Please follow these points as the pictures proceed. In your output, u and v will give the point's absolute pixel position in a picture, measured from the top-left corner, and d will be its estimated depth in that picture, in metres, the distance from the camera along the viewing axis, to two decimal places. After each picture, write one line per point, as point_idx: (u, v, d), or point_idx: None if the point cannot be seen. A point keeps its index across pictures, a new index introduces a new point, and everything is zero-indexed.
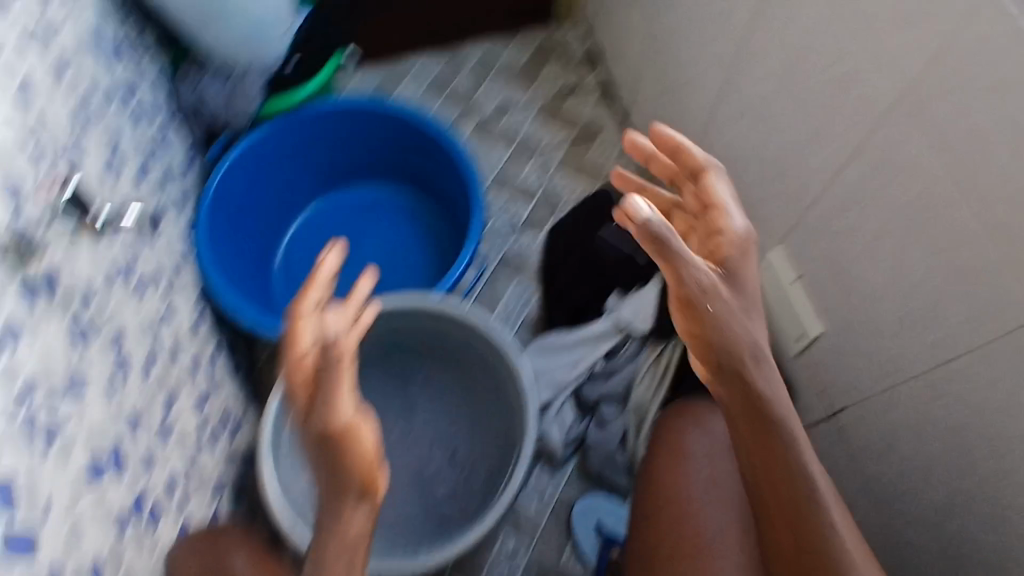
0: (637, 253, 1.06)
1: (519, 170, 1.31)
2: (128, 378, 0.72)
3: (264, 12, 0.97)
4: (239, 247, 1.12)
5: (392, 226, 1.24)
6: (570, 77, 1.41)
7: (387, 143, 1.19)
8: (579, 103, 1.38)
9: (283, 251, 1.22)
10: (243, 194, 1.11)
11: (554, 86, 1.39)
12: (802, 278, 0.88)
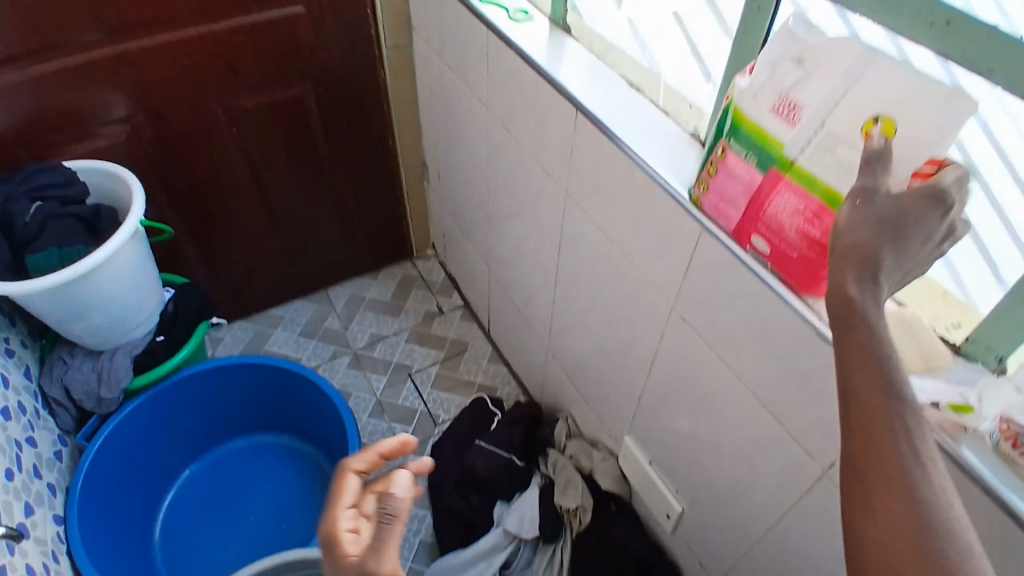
0: (514, 455, 1.14)
1: (395, 399, 1.37)
2: None
3: (129, 297, 1.04)
4: (113, 530, 1.07)
5: (272, 471, 1.24)
6: (433, 301, 1.55)
7: (263, 396, 1.23)
8: (443, 323, 1.50)
9: (161, 518, 1.18)
10: (116, 469, 1.10)
11: (424, 309, 1.53)
12: (654, 461, 0.97)
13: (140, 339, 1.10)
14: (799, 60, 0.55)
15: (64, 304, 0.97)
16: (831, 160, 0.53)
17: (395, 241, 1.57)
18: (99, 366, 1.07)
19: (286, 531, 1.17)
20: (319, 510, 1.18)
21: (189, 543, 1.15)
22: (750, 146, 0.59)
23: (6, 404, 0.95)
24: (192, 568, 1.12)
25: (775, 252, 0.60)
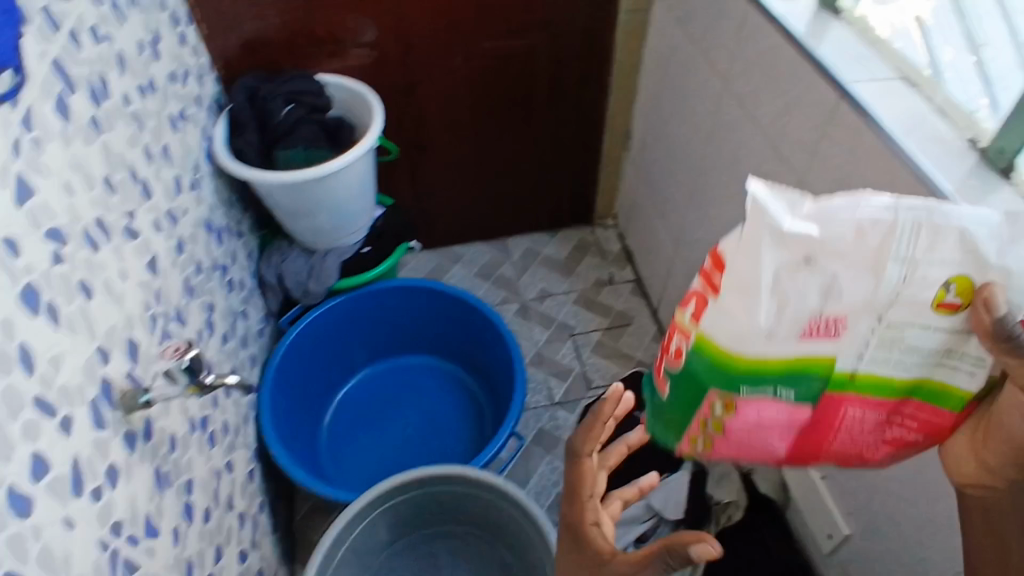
0: None
1: (553, 355, 1.40)
2: (192, 525, 0.77)
3: (351, 205, 1.14)
4: (296, 408, 1.18)
5: (433, 394, 1.31)
6: (606, 269, 1.55)
7: (438, 324, 1.30)
8: (612, 292, 1.51)
9: (333, 408, 1.29)
10: (308, 356, 1.21)
11: (596, 276, 1.54)
12: (828, 477, 0.93)
13: (349, 247, 1.21)
14: (809, 261, 0.37)
15: (301, 200, 1.07)
16: (875, 345, 0.41)
17: (580, 205, 1.59)
18: (312, 263, 1.19)
19: (434, 453, 1.22)
20: (469, 439, 1.24)
21: (353, 437, 1.25)
22: (679, 392, 0.44)
23: (232, 278, 1.06)
24: (352, 459, 1.22)
25: (763, 461, 0.47)
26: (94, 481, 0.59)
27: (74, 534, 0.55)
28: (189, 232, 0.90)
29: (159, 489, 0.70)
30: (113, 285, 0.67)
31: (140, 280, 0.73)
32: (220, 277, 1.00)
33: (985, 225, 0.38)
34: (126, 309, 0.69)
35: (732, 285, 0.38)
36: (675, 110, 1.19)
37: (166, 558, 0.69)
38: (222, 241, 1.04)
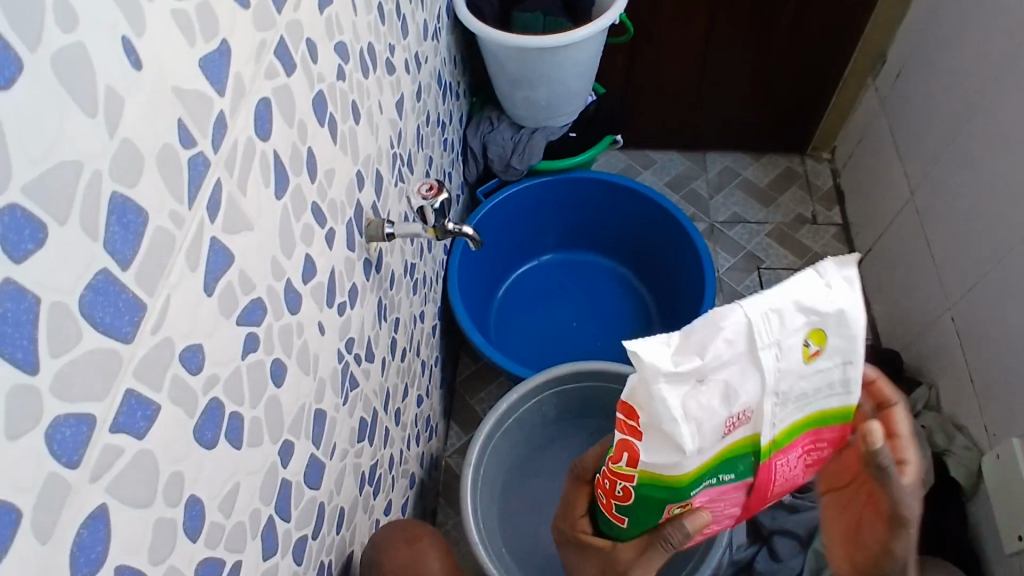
0: None
1: (734, 284, 1.33)
2: (393, 360, 0.81)
3: (574, 83, 1.09)
4: (477, 276, 1.19)
5: (605, 296, 1.27)
6: (808, 206, 1.43)
7: (629, 227, 1.25)
8: (811, 233, 1.39)
9: (506, 286, 1.28)
10: (498, 229, 1.20)
11: (797, 212, 1.42)
12: None
13: (558, 130, 1.18)
14: (701, 380, 0.39)
15: (530, 67, 1.04)
16: (783, 412, 0.42)
17: (796, 132, 1.45)
18: (518, 139, 1.17)
19: (599, 353, 1.20)
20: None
21: (522, 318, 1.24)
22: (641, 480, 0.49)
23: (446, 137, 1.06)
24: (518, 339, 1.21)
25: (722, 525, 0.52)
26: (342, 295, 0.61)
27: (324, 339, 0.57)
28: (427, 80, 0.90)
29: (378, 321, 0.73)
30: (373, 115, 0.68)
31: (391, 116, 0.74)
32: (439, 133, 1.01)
33: (853, 290, 0.41)
34: (378, 141, 0.70)
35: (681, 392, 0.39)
36: (967, 35, 1.03)
37: (375, 384, 0.73)
38: (445, 98, 1.03)
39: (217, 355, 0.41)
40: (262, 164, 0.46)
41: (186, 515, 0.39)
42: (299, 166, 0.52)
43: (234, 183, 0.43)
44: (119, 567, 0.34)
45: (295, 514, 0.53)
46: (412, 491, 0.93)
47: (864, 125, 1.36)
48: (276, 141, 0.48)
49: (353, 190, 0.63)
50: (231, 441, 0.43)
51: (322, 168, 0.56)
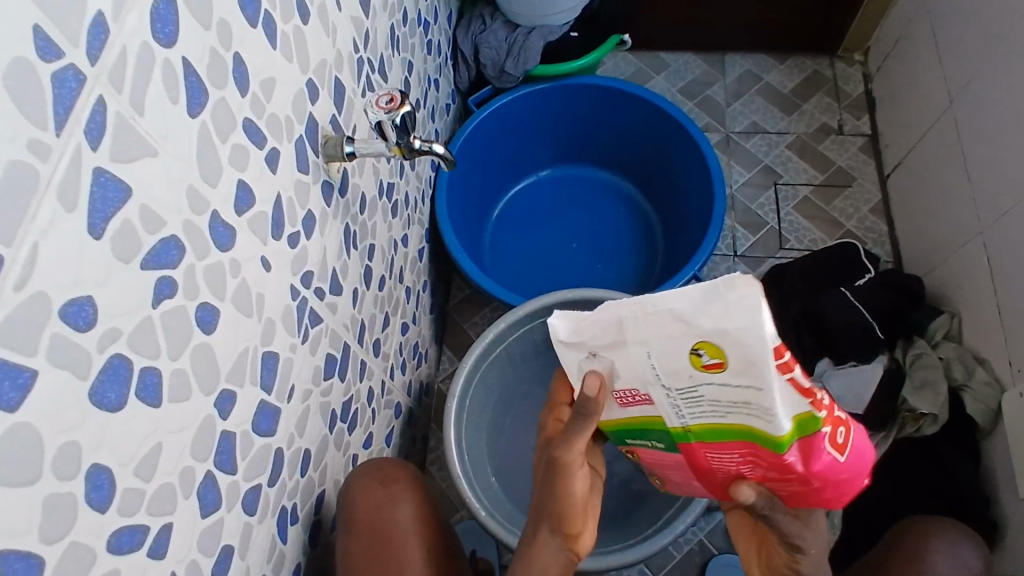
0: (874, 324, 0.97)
1: (748, 201, 1.24)
2: (368, 290, 0.75)
3: None
4: (469, 194, 1.11)
5: (606, 215, 1.19)
6: (835, 115, 1.30)
7: (635, 139, 1.15)
8: (836, 145, 1.27)
9: (501, 204, 1.20)
10: (492, 142, 1.11)
11: (822, 121, 1.30)
12: None
13: (558, 28, 1.08)
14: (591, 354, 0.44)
15: None
16: (677, 402, 0.43)
17: (827, 31, 1.30)
18: (513, 39, 1.07)
19: (598, 277, 1.13)
20: (637, 272, 1.13)
21: (518, 238, 1.17)
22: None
23: (431, 38, 0.95)
24: (513, 261, 1.15)
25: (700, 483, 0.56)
26: (292, 225, 0.55)
27: (270, 276, 0.51)
28: None
29: (345, 250, 0.67)
30: (327, 12, 0.59)
31: (353, 15, 0.65)
32: (421, 33, 0.90)
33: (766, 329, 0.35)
34: (336, 45, 0.61)
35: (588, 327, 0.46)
36: None
37: (344, 317, 0.68)
38: None
39: (116, 306, 0.35)
40: (167, 73, 0.38)
41: (88, 485, 0.34)
42: (224, 76, 0.44)
43: (125, 98, 0.35)
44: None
45: (241, 465, 0.50)
46: (397, 420, 0.90)
47: (904, 22, 1.21)
48: (184, 43, 0.39)
49: (304, 103, 0.55)
50: (146, 398, 0.38)
51: (257, 77, 0.48)
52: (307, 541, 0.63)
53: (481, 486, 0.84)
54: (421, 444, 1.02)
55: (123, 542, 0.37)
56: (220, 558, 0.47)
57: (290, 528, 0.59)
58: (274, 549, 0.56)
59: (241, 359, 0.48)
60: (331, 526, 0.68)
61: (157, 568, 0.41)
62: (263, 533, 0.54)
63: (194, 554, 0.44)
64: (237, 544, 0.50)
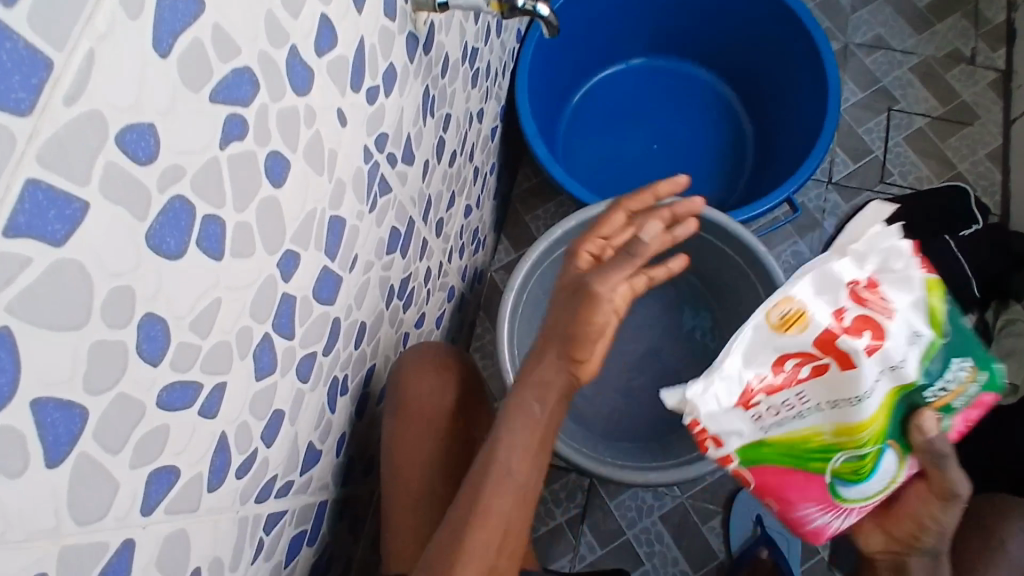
0: (973, 281, 0.90)
1: (855, 124, 1.12)
2: (438, 164, 0.69)
3: None
4: (553, 73, 1.02)
5: (695, 118, 1.09)
6: (974, 38, 1.14)
7: (744, 34, 1.02)
8: (968, 73, 1.13)
9: (584, 90, 1.10)
10: (585, 19, 1.00)
11: (957, 44, 1.14)
12: None
13: None
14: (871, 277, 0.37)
15: None
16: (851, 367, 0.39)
17: None
18: None
19: (678, 184, 1.05)
20: (719, 185, 1.05)
21: (596, 130, 1.08)
22: (929, 372, 0.39)
23: None
24: (587, 155, 1.07)
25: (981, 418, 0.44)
26: (373, 75, 0.49)
27: (344, 132, 0.46)
28: None
29: (422, 115, 0.61)
30: None
31: None
32: None
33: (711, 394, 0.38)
34: None
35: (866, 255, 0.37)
36: None
37: (412, 189, 0.63)
38: None
39: (177, 141, 0.32)
40: None
41: (140, 335, 0.32)
42: None
43: None
44: (39, 399, 0.28)
45: (300, 332, 0.47)
46: (449, 303, 0.87)
47: None
48: None
49: None
50: (206, 248, 0.35)
51: None
52: (354, 413, 0.62)
53: (526, 383, 0.82)
54: (468, 331, 1.00)
55: (174, 398, 0.35)
56: (271, 421, 0.46)
57: (340, 399, 0.58)
58: (322, 417, 0.55)
59: (308, 219, 0.44)
60: (377, 402, 0.67)
61: (208, 427, 0.39)
62: (314, 401, 0.52)
63: (245, 416, 0.42)
64: (288, 409, 0.48)
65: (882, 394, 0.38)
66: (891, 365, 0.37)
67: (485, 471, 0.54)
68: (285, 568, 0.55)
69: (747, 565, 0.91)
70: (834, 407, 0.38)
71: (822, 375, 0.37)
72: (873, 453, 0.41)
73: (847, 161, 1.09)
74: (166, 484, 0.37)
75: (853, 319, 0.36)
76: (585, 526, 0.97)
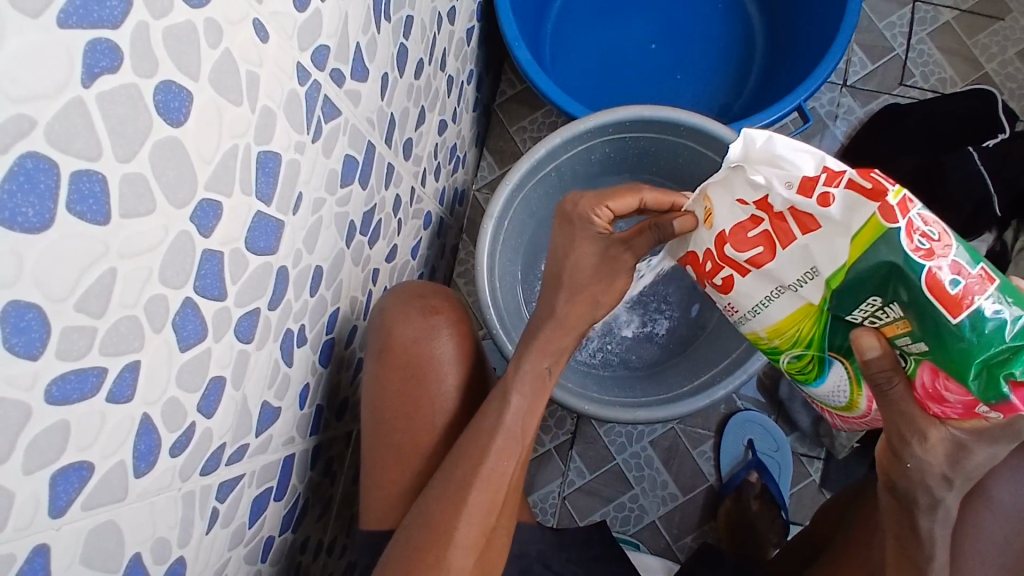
0: (995, 198, 0.84)
1: (876, 18, 1.00)
2: (401, 77, 0.61)
3: None
4: None
5: (699, 12, 0.97)
6: None
7: None
8: None
9: None
10: None
11: None
12: None
13: None
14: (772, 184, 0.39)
15: None
16: (801, 283, 0.41)
17: None
18: None
19: (678, 90, 0.95)
20: (723, 92, 0.95)
21: (587, 28, 0.97)
22: (844, 303, 0.40)
23: None
24: (576, 59, 0.96)
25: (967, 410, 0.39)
26: None
27: (265, 50, 0.38)
28: None
29: (373, 20, 0.52)
30: None
31: None
32: None
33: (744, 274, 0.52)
34: None
35: (755, 181, 0.39)
36: None
37: (368, 110, 0.55)
38: None
39: (17, 82, 0.25)
40: None
41: (6, 327, 0.26)
42: None
43: None
44: None
45: (234, 292, 0.41)
46: (426, 230, 0.80)
47: None
48: None
49: None
50: (85, 212, 0.29)
51: None
52: (316, 361, 0.57)
53: (509, 315, 0.77)
54: (450, 255, 0.94)
55: (69, 390, 0.30)
56: (209, 390, 0.41)
57: (297, 350, 0.52)
58: (276, 374, 0.50)
59: (227, 160, 0.37)
60: (344, 346, 0.62)
61: (122, 412, 0.34)
62: (265, 360, 0.47)
63: (173, 392, 0.37)
64: (231, 375, 0.42)
65: (792, 307, 0.43)
66: (784, 286, 0.42)
67: (486, 476, 0.55)
68: (250, 528, 0.52)
69: (733, 490, 0.90)
70: (759, 311, 0.44)
71: (737, 281, 0.44)
72: (811, 359, 0.45)
73: (863, 63, 0.99)
74: (79, 482, 0.32)
75: (757, 235, 0.41)
76: (574, 451, 0.95)
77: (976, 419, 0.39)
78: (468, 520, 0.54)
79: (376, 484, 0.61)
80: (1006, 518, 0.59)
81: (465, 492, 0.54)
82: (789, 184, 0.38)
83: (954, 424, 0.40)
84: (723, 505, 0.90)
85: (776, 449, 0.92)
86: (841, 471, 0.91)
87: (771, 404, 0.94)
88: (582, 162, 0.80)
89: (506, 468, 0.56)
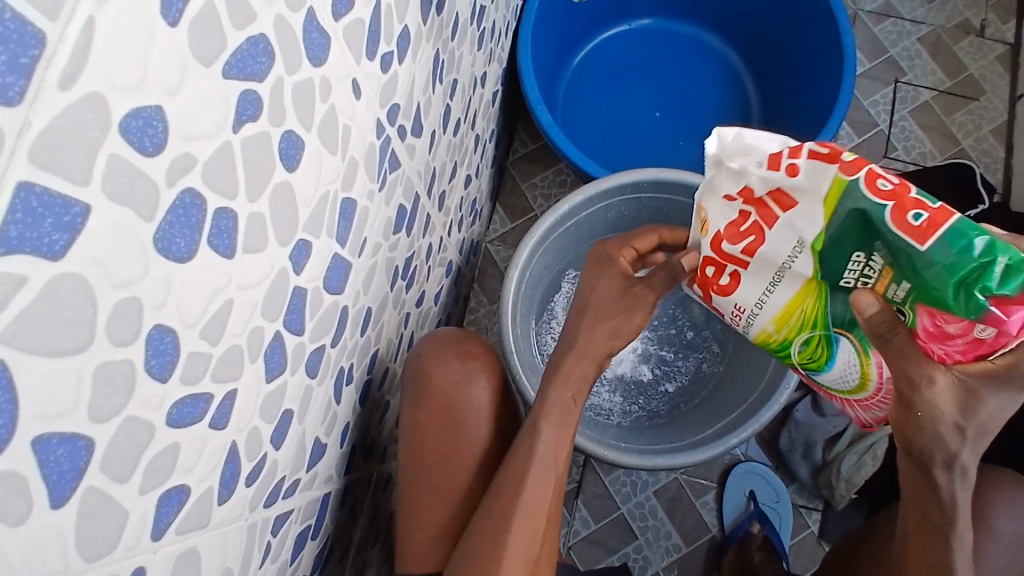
0: None
1: (862, 96, 1.09)
2: (445, 133, 0.65)
3: None
4: (555, 35, 0.97)
5: (700, 85, 1.04)
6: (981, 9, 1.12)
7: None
8: (973, 46, 1.10)
9: (584, 52, 1.06)
10: None
11: (965, 17, 1.11)
12: None
13: None
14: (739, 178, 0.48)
15: None
16: (791, 253, 0.47)
17: None
18: None
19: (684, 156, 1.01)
20: None
21: (597, 95, 1.04)
22: (836, 263, 0.45)
23: None
24: (587, 122, 1.02)
25: (971, 343, 0.42)
26: (387, 43, 0.44)
27: (357, 105, 0.41)
28: None
29: (431, 85, 0.56)
30: None
31: None
32: None
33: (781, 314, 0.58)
34: None
35: (734, 170, 0.48)
36: None
37: (419, 163, 0.59)
38: None
39: (187, 124, 0.27)
40: None
41: (148, 349, 0.28)
42: None
43: None
44: (40, 436, 0.24)
45: (311, 327, 0.43)
46: (447, 278, 0.83)
47: None
48: None
49: None
50: (217, 244, 0.31)
51: None
52: (357, 400, 0.59)
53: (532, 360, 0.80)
54: (462, 304, 0.96)
55: (184, 414, 0.32)
56: (280, 423, 0.42)
57: (346, 388, 0.54)
58: (328, 410, 0.51)
59: (321, 206, 0.40)
60: (378, 387, 0.63)
61: (219, 438, 0.35)
62: (324, 395, 0.49)
63: (256, 422, 0.39)
64: (298, 409, 0.44)
65: (796, 287, 0.48)
66: (780, 266, 0.48)
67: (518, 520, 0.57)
68: (291, 565, 0.52)
69: (736, 542, 0.92)
70: (762, 304, 0.50)
71: (741, 278, 0.51)
72: (817, 342, 0.49)
73: (851, 136, 1.07)
74: (177, 504, 0.33)
75: (745, 228, 0.49)
76: (579, 501, 0.96)
77: (981, 360, 0.42)
78: (513, 550, 0.56)
79: (418, 524, 0.63)
80: (1011, 562, 0.62)
81: (501, 536, 0.56)
82: (758, 164, 0.46)
83: (961, 367, 0.43)
84: (727, 557, 0.91)
85: (778, 501, 0.94)
86: (838, 523, 0.94)
87: (770, 457, 0.97)
88: (601, 220, 0.84)
89: (534, 516, 0.58)
